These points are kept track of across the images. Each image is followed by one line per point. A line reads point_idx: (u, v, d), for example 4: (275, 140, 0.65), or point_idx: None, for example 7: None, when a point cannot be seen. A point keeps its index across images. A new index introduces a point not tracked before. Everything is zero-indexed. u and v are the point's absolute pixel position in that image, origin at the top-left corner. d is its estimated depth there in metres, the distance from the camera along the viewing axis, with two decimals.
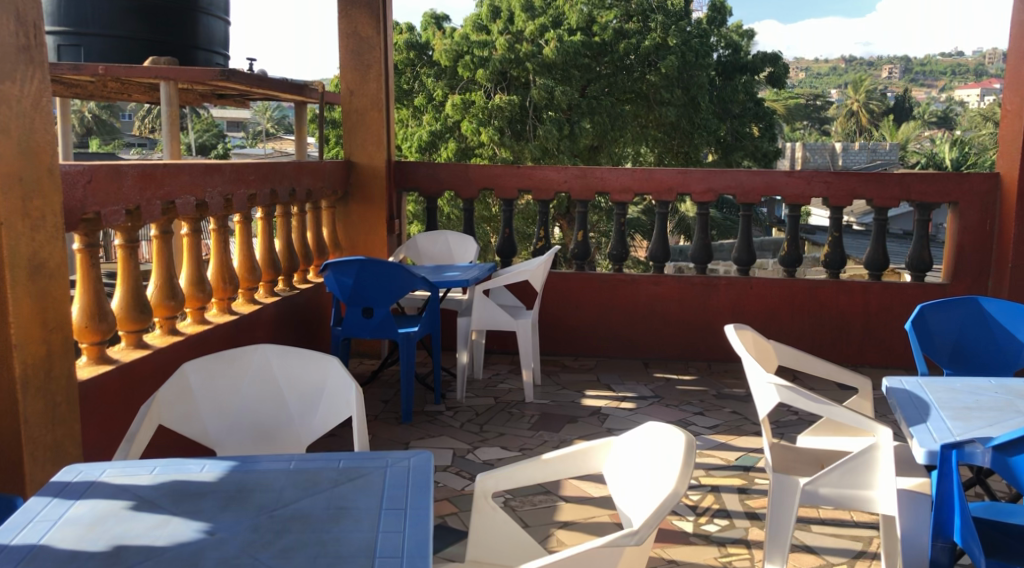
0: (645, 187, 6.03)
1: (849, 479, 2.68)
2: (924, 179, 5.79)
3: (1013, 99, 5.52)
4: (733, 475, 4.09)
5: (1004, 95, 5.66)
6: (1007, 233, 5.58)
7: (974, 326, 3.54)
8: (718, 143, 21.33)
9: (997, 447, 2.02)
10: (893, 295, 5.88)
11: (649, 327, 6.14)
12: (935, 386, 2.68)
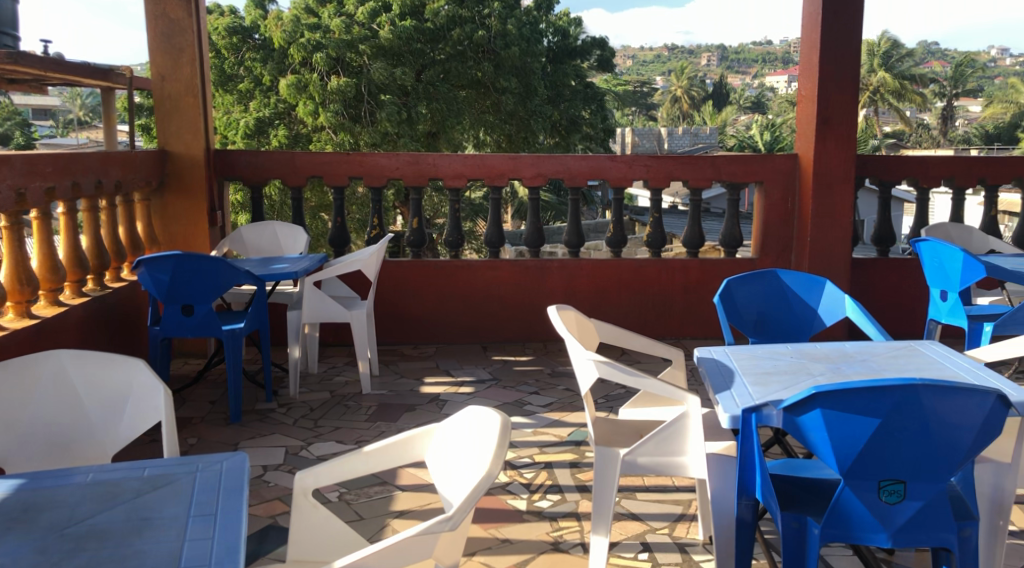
0: (477, 172, 6.05)
1: (662, 447, 2.81)
2: (732, 161, 6.09)
3: (808, 85, 5.91)
4: (566, 451, 4.20)
5: (800, 80, 6.06)
6: (805, 210, 5.99)
7: (775, 298, 3.78)
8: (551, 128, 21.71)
9: (787, 409, 2.16)
10: (711, 270, 6.21)
11: (484, 312, 6.19)
12: (740, 354, 2.86)
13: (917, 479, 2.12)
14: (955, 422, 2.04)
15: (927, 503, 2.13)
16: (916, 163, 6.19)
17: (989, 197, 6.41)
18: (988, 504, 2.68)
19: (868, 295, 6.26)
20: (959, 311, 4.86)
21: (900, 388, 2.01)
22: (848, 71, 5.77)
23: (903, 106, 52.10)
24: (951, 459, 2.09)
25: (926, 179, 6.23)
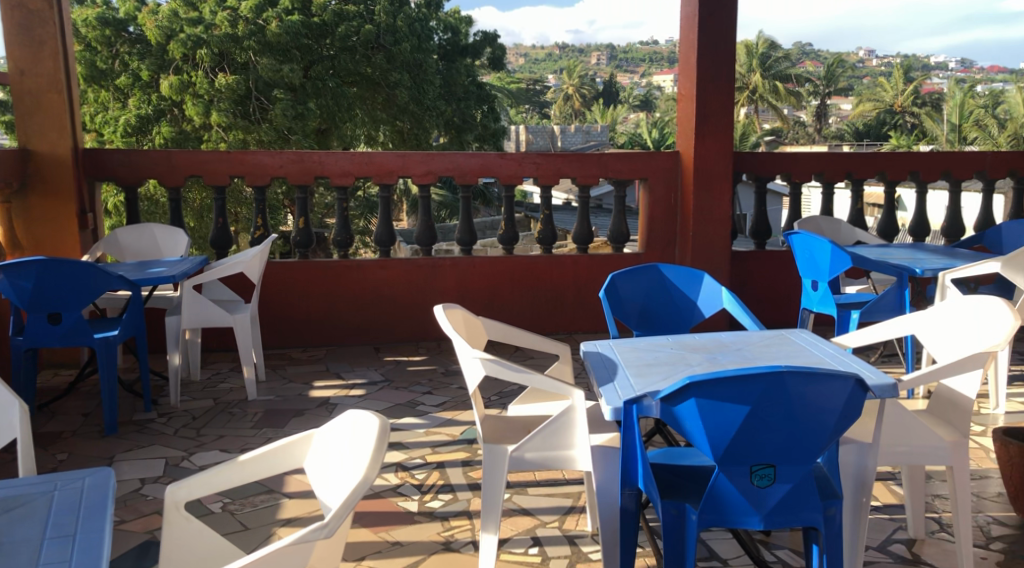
0: (366, 170, 5.96)
1: (549, 442, 2.85)
2: (619, 158, 6.19)
3: (687, 83, 6.07)
4: (458, 450, 4.18)
5: (679, 80, 6.22)
6: (687, 205, 6.15)
7: (657, 291, 3.86)
8: (445, 125, 21.58)
9: (663, 400, 2.20)
10: (600, 266, 6.30)
11: (375, 312, 6.11)
12: (623, 347, 2.91)
13: (786, 462, 2.20)
14: (819, 406, 2.12)
15: (796, 485, 2.22)
16: (790, 159, 6.43)
17: (857, 191, 6.72)
18: (853, 482, 2.80)
19: (747, 287, 6.48)
20: (829, 300, 5.08)
21: (766, 375, 2.07)
22: (724, 70, 5.95)
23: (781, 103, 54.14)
24: (817, 441, 2.17)
25: (799, 175, 6.48)
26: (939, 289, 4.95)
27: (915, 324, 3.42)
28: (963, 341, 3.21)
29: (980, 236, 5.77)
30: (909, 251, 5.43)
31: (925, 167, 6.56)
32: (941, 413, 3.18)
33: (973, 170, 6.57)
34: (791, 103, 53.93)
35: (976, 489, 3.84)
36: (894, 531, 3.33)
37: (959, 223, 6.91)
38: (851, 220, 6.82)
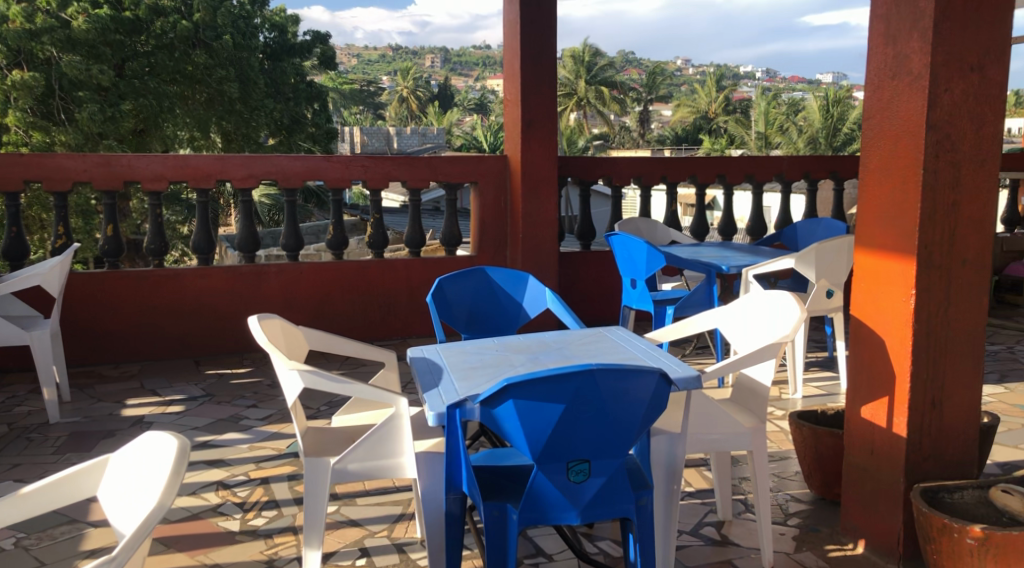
0: (180, 174, 5.68)
1: (373, 451, 2.82)
2: (450, 161, 6.20)
3: (511, 88, 6.16)
4: (284, 464, 4.06)
5: (505, 84, 6.30)
6: (516, 207, 6.25)
7: (484, 294, 3.90)
8: (273, 126, 20.90)
9: (483, 403, 2.22)
10: (431, 270, 6.30)
11: (196, 323, 5.83)
12: (449, 351, 2.92)
13: (600, 456, 2.28)
14: (628, 402, 2.20)
15: (609, 478, 2.31)
16: (609, 163, 6.66)
17: (671, 194, 7.05)
18: (664, 471, 2.94)
19: (570, 287, 6.67)
20: (647, 297, 5.30)
21: (578, 373, 2.13)
22: (547, 75, 6.08)
23: (604, 108, 55.89)
24: (627, 435, 2.26)
25: (619, 178, 6.72)
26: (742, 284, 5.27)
27: (722, 318, 3.63)
28: (761, 332, 3.43)
29: (779, 233, 6.20)
30: (717, 250, 5.75)
31: (730, 170, 6.97)
32: (743, 401, 3.39)
33: (772, 172, 7.04)
34: (614, 108, 55.77)
35: (777, 470, 4.12)
36: (705, 514, 3.53)
37: (761, 223, 7.38)
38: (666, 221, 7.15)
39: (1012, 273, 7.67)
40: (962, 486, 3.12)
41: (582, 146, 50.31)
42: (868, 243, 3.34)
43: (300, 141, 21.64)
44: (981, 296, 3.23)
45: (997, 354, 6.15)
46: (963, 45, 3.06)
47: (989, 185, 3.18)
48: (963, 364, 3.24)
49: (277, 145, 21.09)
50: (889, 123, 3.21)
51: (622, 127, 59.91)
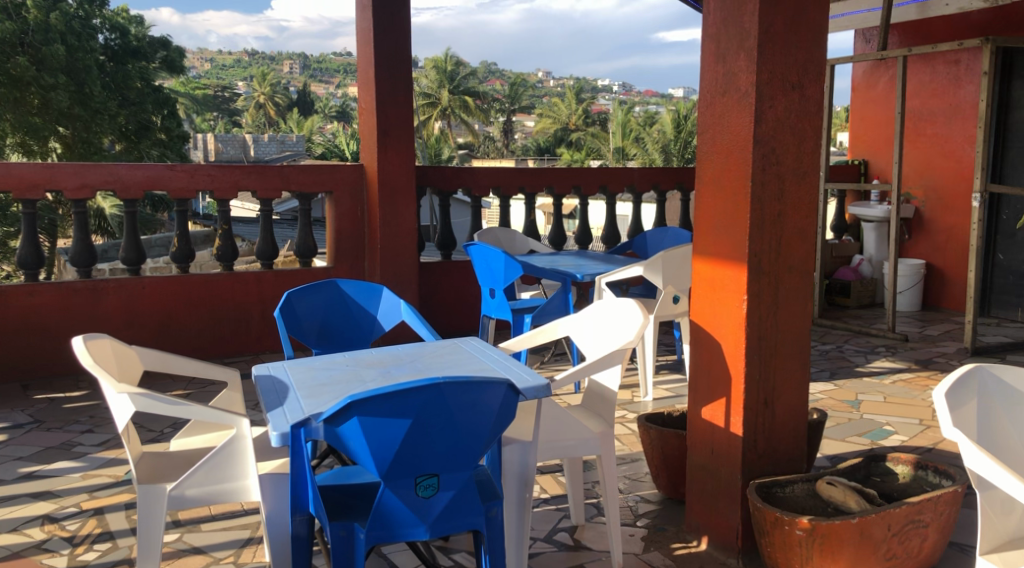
0: (4, 184, 5.31)
1: (214, 475, 2.72)
2: (302, 171, 6.07)
3: (365, 96, 6.08)
4: (120, 492, 3.85)
5: (359, 92, 6.21)
6: (373, 218, 6.17)
7: (335, 307, 3.83)
8: (117, 132, 19.97)
9: (327, 421, 2.18)
10: (285, 283, 6.14)
11: (25, 343, 5.45)
12: (297, 368, 2.84)
13: (448, 471, 2.28)
14: (475, 415, 2.22)
15: (458, 492, 2.31)
16: (465, 173, 6.67)
17: (527, 203, 7.13)
18: (517, 480, 2.97)
19: (426, 297, 6.64)
20: (506, 306, 5.34)
21: (426, 388, 2.13)
22: (401, 84, 6.05)
23: (462, 117, 56.05)
24: (475, 448, 2.27)
25: (476, 188, 6.75)
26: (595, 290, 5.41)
27: (573, 325, 3.70)
28: (609, 339, 3.53)
29: (630, 242, 6.39)
30: (572, 259, 5.88)
31: (584, 181, 7.13)
32: (593, 408, 3.47)
33: (623, 183, 7.24)
34: (472, 118, 56.03)
35: (628, 473, 4.24)
36: (559, 520, 3.59)
37: (615, 233, 7.58)
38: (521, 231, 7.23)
39: (841, 277, 8.20)
40: (793, 481, 3.31)
41: (442, 155, 50.31)
42: (704, 251, 3.50)
43: (149, 149, 20.72)
44: (805, 301, 3.44)
45: (829, 353, 6.55)
46: (784, 65, 3.25)
47: (810, 196, 3.40)
48: (791, 365, 3.44)
49: (121, 152, 20.14)
50: (721, 137, 3.38)
51: (480, 137, 60.24)
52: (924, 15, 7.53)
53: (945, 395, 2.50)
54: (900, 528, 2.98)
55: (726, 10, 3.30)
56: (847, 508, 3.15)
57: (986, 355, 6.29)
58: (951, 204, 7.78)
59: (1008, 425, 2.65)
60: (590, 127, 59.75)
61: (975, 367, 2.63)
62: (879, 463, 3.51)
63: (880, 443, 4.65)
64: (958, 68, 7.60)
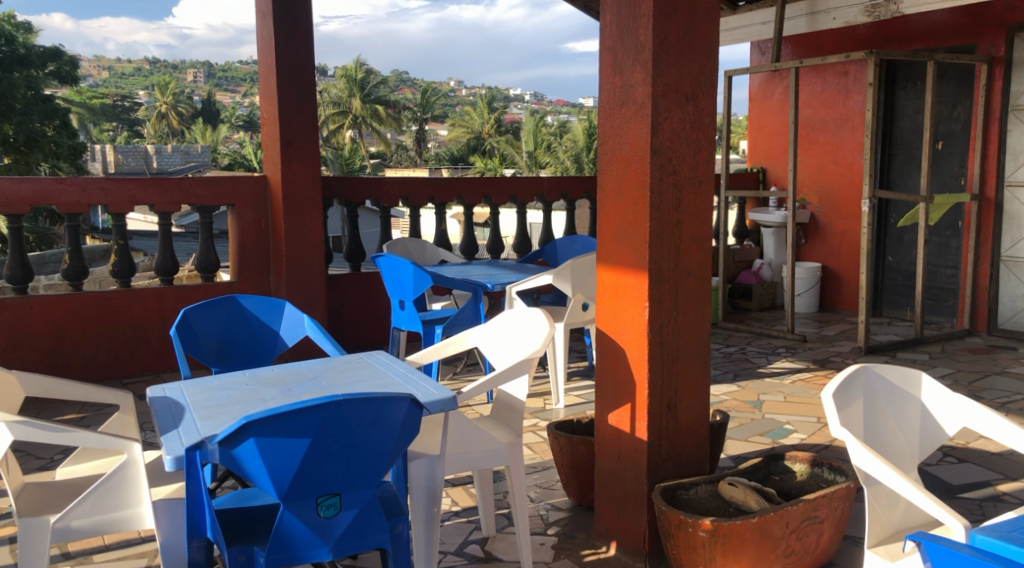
0: None
1: (102, 504, 2.63)
2: (202, 183, 5.92)
3: (267, 107, 5.97)
4: (6, 525, 3.67)
5: (261, 103, 6.08)
6: (279, 231, 6.05)
7: (236, 323, 3.74)
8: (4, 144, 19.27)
9: (222, 443, 2.14)
10: (186, 298, 5.95)
11: None
12: (194, 388, 2.75)
13: (350, 489, 2.26)
14: (375, 432, 2.21)
15: (360, 510, 2.29)
16: (373, 184, 6.61)
17: (437, 214, 7.11)
18: (425, 494, 2.96)
19: (335, 310, 6.55)
20: (416, 318, 5.33)
21: (324, 405, 2.12)
22: (304, 95, 5.96)
23: (371, 126, 55.53)
24: (376, 464, 2.26)
25: (385, 199, 6.69)
26: (506, 299, 5.44)
27: (481, 336, 3.71)
28: (515, 349, 3.55)
29: (541, 250, 6.42)
30: (483, 268, 5.89)
31: (494, 190, 7.15)
32: (501, 418, 3.48)
33: (534, 193, 7.29)
34: (381, 127, 55.57)
35: (539, 481, 4.27)
36: (470, 532, 3.58)
37: (526, 242, 7.62)
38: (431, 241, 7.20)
39: (744, 281, 8.44)
40: (696, 483, 3.39)
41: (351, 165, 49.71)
42: (607, 260, 3.56)
43: (41, 160, 20.04)
44: (704, 306, 3.53)
45: (732, 355, 6.73)
46: (678, 78, 3.34)
47: (705, 204, 3.50)
48: (693, 369, 3.53)
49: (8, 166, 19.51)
50: (620, 148, 3.44)
51: (390, 146, 59.85)
52: (814, 27, 7.68)
53: (831, 394, 2.60)
54: (798, 524, 3.09)
55: (622, 23, 3.37)
56: (747, 507, 3.24)
57: (879, 353, 6.56)
58: (843, 209, 8.09)
59: (891, 421, 2.77)
60: (500, 136, 60.00)
61: (859, 367, 2.75)
62: (778, 462, 3.63)
63: (781, 442, 4.79)
64: (847, 79, 7.93)
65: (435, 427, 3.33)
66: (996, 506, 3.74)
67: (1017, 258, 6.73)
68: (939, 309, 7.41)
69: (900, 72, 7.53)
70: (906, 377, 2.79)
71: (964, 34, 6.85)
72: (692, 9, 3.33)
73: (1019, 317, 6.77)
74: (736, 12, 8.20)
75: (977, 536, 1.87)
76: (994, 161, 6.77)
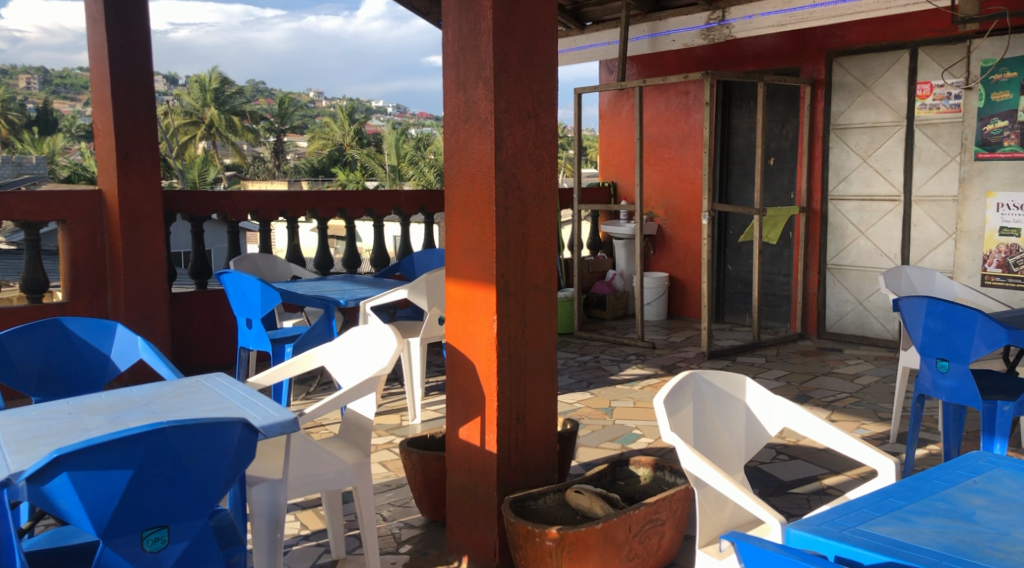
0: None
1: None
2: (27, 198, 5.55)
3: (100, 118, 5.67)
4: None
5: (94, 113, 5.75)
6: (115, 249, 5.74)
7: (60, 347, 3.53)
8: None
9: (31, 480, 2.05)
10: (8, 321, 5.57)
11: None
12: (7, 420, 2.58)
13: (178, 520, 2.20)
14: (207, 459, 2.19)
15: (192, 542, 2.22)
16: (219, 197, 6.39)
17: (289, 228, 6.95)
18: (267, 522, 2.89)
19: (179, 329, 6.29)
20: (264, 337, 5.16)
21: (147, 434, 2.07)
22: (142, 105, 5.71)
23: (222, 137, 53.82)
24: (209, 492, 2.23)
25: (233, 213, 6.48)
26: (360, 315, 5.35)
27: (328, 354, 3.64)
28: (360, 367, 3.51)
29: (397, 264, 6.38)
30: (337, 284, 5.79)
31: (350, 204, 7.04)
32: (348, 437, 3.43)
33: (390, 206, 7.23)
34: (232, 138, 53.96)
35: (393, 500, 4.23)
36: (319, 556, 3.51)
37: (383, 255, 7.54)
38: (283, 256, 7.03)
39: (598, 291, 8.66)
40: (544, 492, 3.45)
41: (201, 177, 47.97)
42: (456, 275, 3.58)
43: None
44: (551, 318, 3.60)
45: (586, 364, 6.89)
46: (519, 95, 3.41)
47: (549, 218, 3.57)
48: (540, 381, 3.59)
49: None
50: (465, 163, 3.47)
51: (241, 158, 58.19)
52: (656, 50, 7.89)
53: (662, 400, 2.73)
54: (640, 528, 3.19)
55: (464, 39, 3.40)
56: (593, 513, 3.32)
57: (721, 357, 6.88)
58: (687, 221, 8.45)
59: (719, 424, 2.92)
60: (357, 147, 59.33)
61: (689, 373, 2.88)
62: (623, 467, 3.75)
63: (630, 447, 4.94)
64: (688, 98, 8.30)
65: (279, 449, 3.25)
66: (822, 500, 4.00)
67: (841, 266, 7.22)
68: (775, 315, 7.84)
69: (735, 91, 7.93)
70: (732, 382, 2.94)
71: (790, 58, 7.30)
72: (530, 27, 3.41)
73: (844, 321, 7.25)
74: (584, 31, 8.43)
75: (791, 531, 2.01)
76: (819, 176, 7.23)
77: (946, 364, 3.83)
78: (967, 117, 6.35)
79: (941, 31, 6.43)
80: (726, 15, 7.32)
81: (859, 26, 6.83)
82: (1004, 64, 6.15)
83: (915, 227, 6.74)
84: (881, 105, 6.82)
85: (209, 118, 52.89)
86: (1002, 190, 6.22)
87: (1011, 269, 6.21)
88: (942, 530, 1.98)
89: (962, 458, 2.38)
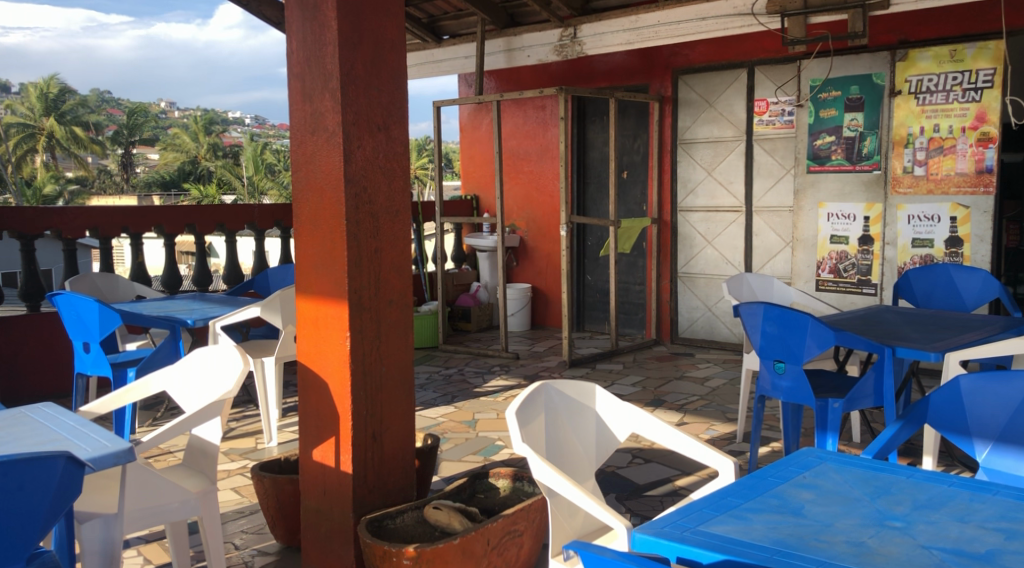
0: None
1: None
2: None
3: None
4: None
5: None
6: None
7: None
8: None
9: None
10: None
11: None
12: None
13: None
14: (22, 498, 2.13)
15: None
16: (51, 213, 5.98)
17: (132, 244, 6.59)
18: (102, 556, 2.81)
19: (7, 357, 5.87)
20: (104, 362, 4.89)
21: None
22: None
23: (63, 150, 50.87)
24: (26, 536, 2.17)
25: (68, 230, 6.08)
26: (209, 335, 5.13)
27: (168, 379, 3.47)
28: (204, 389, 3.37)
29: (251, 281, 6.17)
30: (184, 303, 5.56)
31: (199, 219, 6.75)
32: (193, 464, 3.29)
33: (243, 221, 6.97)
34: (75, 151, 51.18)
35: (246, 527, 4.08)
36: None
37: (235, 271, 7.28)
38: (127, 275, 6.66)
39: (462, 304, 8.67)
40: (401, 510, 3.40)
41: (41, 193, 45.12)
42: (306, 291, 3.49)
43: None
44: (405, 334, 3.56)
45: (451, 378, 6.86)
46: (367, 108, 3.37)
47: (402, 233, 3.54)
48: (396, 397, 3.54)
49: None
50: (314, 176, 3.40)
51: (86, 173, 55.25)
52: (511, 64, 7.99)
53: (513, 412, 2.76)
54: (498, 540, 3.20)
55: (307, 50, 3.34)
56: (451, 529, 3.28)
57: (581, 365, 7.00)
58: (547, 233, 8.58)
59: (569, 432, 2.97)
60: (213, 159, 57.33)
61: (540, 385, 2.94)
62: (482, 480, 3.74)
63: (491, 459, 4.96)
64: (545, 113, 8.45)
65: (115, 481, 3.08)
66: (674, 501, 4.12)
67: (690, 275, 7.49)
68: (631, 323, 8.07)
69: (589, 107, 8.13)
70: (581, 390, 3.00)
71: (638, 75, 7.55)
72: (377, 38, 3.38)
73: (694, 326, 7.53)
74: (440, 45, 8.41)
75: (634, 535, 2.07)
76: (669, 190, 7.50)
77: (782, 365, 4.01)
78: (799, 132, 6.74)
79: (774, 52, 6.79)
80: (578, 32, 7.47)
81: (702, 46, 7.14)
82: (830, 84, 6.56)
83: (756, 236, 7.08)
84: (722, 120, 7.14)
85: (48, 129, 49.82)
86: (832, 200, 6.63)
87: (842, 274, 6.64)
88: (774, 526, 2.07)
89: (794, 455, 2.50)
